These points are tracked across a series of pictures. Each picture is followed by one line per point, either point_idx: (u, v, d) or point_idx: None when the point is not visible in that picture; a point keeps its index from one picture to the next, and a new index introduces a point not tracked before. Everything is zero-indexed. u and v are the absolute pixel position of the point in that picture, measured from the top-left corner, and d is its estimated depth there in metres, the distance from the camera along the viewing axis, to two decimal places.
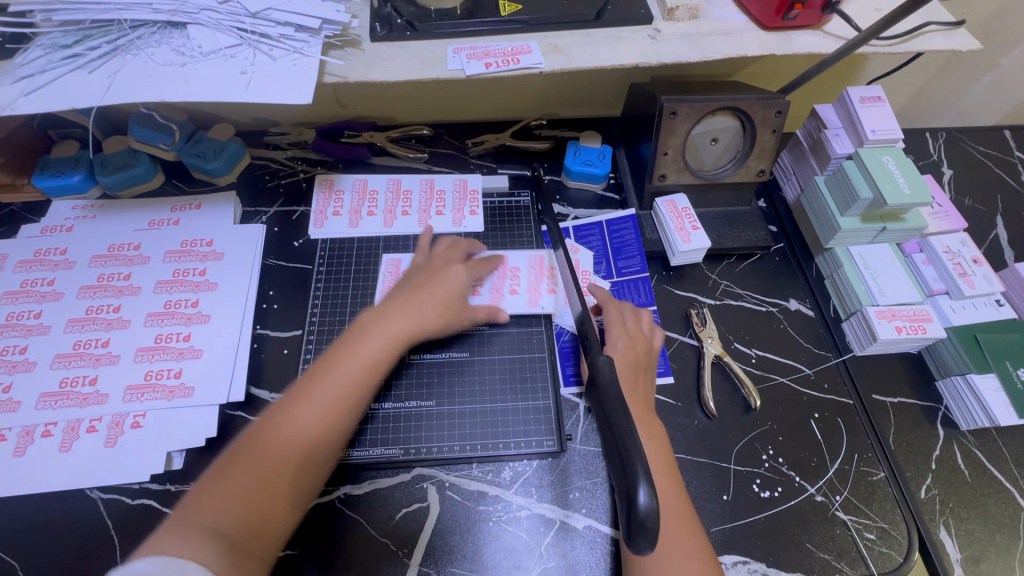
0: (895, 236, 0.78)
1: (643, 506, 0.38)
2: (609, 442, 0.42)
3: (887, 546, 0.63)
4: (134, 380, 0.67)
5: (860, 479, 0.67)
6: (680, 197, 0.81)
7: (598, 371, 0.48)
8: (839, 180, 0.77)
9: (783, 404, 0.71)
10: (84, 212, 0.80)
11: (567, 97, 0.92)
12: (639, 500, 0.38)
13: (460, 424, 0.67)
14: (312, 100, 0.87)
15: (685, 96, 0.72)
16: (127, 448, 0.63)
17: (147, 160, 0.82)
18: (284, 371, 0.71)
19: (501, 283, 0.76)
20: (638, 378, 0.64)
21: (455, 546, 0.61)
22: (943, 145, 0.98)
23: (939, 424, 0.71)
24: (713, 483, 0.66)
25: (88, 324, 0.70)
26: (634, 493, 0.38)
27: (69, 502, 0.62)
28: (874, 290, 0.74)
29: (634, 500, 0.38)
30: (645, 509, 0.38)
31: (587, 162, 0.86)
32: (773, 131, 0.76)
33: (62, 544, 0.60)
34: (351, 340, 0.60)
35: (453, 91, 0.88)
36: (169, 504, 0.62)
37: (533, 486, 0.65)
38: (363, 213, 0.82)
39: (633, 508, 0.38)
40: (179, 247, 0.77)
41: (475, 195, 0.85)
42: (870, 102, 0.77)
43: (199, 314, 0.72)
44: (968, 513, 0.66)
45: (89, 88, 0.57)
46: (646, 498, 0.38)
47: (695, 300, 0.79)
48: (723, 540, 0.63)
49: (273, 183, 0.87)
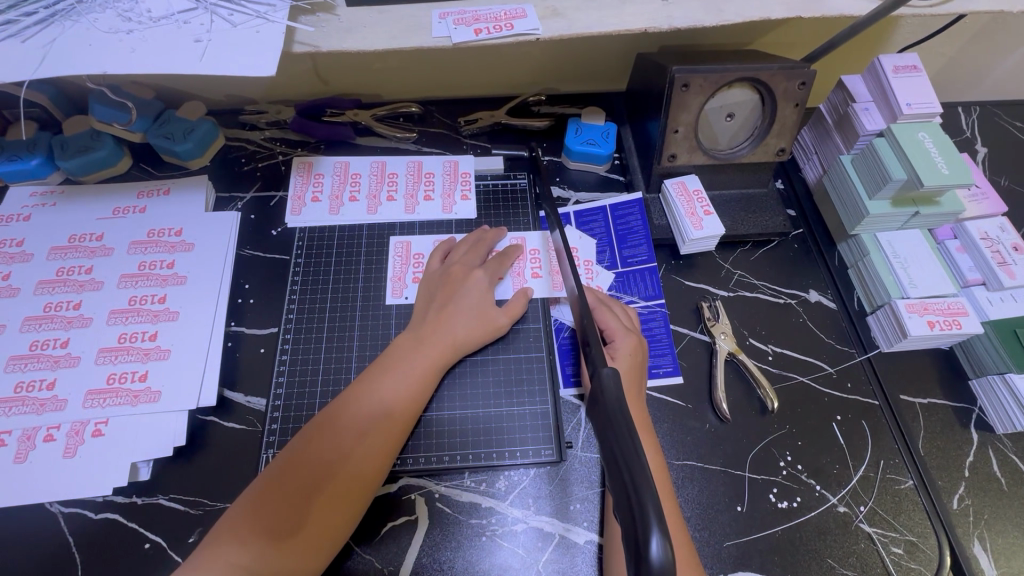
0: (927, 222, 0.72)
1: (655, 559, 0.33)
2: (617, 477, 0.38)
3: (916, 562, 0.58)
4: (96, 384, 0.62)
5: (886, 488, 0.62)
6: (691, 179, 0.74)
7: (603, 389, 0.44)
8: (868, 160, 0.70)
9: (803, 405, 0.66)
10: (43, 199, 0.73)
11: (569, 70, 0.84)
12: (650, 552, 0.33)
13: (454, 432, 0.62)
14: (289, 75, 0.79)
15: (698, 67, 0.65)
16: (87, 459, 0.58)
17: (111, 142, 0.75)
18: (260, 372, 0.66)
19: (524, 266, 0.71)
20: (635, 376, 0.59)
21: (445, 563, 0.56)
22: (977, 120, 0.91)
23: (973, 427, 0.66)
24: (726, 493, 0.61)
25: (46, 322, 0.65)
26: (645, 541, 0.34)
27: (25, 516, 0.57)
28: (905, 281, 0.68)
29: (644, 552, 0.34)
30: (658, 562, 0.33)
31: (589, 141, 0.79)
32: (796, 105, 0.68)
33: (19, 564, 0.55)
34: (380, 374, 0.58)
35: (443, 64, 0.80)
36: (135, 519, 0.57)
37: (531, 498, 0.60)
38: (345, 199, 0.76)
39: (643, 560, 0.34)
40: (146, 238, 0.71)
41: (468, 178, 0.78)
42: (904, 72, 0.70)
43: (166, 311, 0.67)
44: (1004, 524, 0.61)
45: (24, 60, 0.50)
46: (660, 549, 0.33)
47: (706, 292, 0.73)
48: (737, 555, 0.58)
49: (249, 166, 0.80)
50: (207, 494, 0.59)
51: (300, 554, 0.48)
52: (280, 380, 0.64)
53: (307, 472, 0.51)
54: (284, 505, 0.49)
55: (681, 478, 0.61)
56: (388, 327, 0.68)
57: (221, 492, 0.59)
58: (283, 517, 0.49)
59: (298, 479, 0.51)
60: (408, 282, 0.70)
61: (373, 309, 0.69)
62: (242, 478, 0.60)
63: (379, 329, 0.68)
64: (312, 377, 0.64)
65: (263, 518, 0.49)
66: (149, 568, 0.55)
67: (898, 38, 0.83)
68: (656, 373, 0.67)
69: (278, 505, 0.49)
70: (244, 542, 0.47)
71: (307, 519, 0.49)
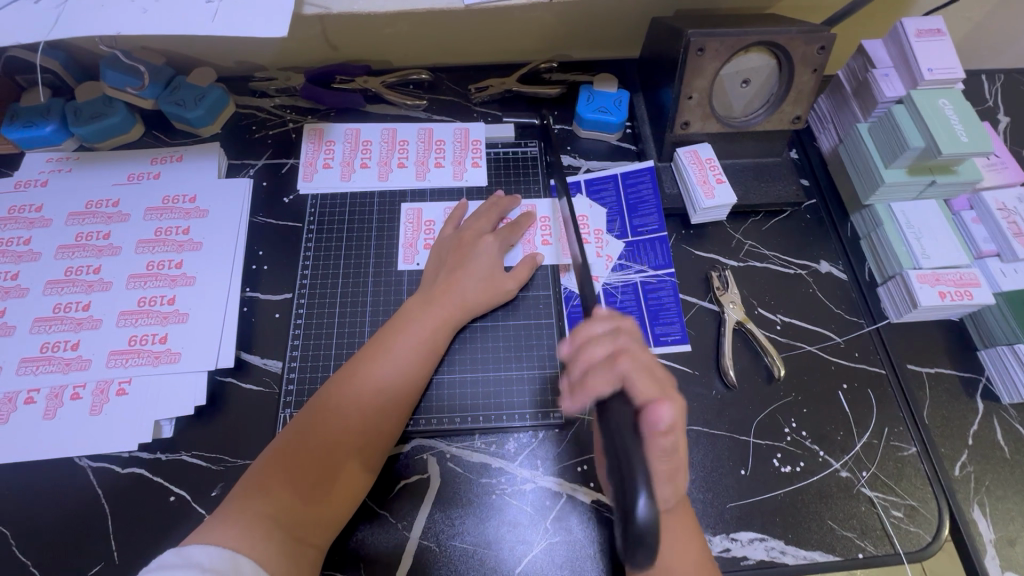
0: (942, 191, 0.71)
1: (643, 515, 0.36)
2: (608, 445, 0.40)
3: (915, 525, 0.59)
4: (118, 345, 0.64)
5: (889, 454, 0.63)
6: (704, 147, 0.73)
7: None
8: (885, 128, 0.69)
9: (810, 373, 0.66)
10: (60, 165, 0.74)
11: (583, 36, 0.82)
12: (638, 510, 0.36)
13: (463, 393, 0.63)
14: (298, 42, 0.78)
15: (714, 30, 0.64)
16: (113, 415, 0.60)
17: (124, 109, 0.75)
18: (274, 336, 0.67)
19: (534, 233, 0.72)
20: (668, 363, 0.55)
21: (457, 518, 0.59)
22: (1001, 88, 0.88)
23: (980, 396, 0.66)
24: (731, 457, 0.62)
25: (68, 286, 0.66)
26: (634, 497, 0.37)
27: (56, 469, 0.60)
28: (917, 252, 0.67)
29: (631, 510, 0.36)
30: (644, 519, 0.36)
31: (601, 109, 0.78)
32: (813, 71, 0.67)
33: (52, 514, 0.58)
34: (395, 335, 0.59)
35: (454, 30, 0.79)
36: (160, 474, 0.60)
37: (539, 459, 0.61)
38: (356, 165, 0.76)
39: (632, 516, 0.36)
40: (161, 203, 0.72)
41: (478, 145, 0.78)
42: (927, 36, 0.68)
43: (183, 276, 0.68)
44: (1005, 491, 0.62)
45: (37, 20, 0.50)
46: (645, 507, 0.36)
47: (716, 262, 0.73)
48: (739, 516, 0.59)
49: (260, 134, 0.80)
50: (228, 451, 0.61)
51: (325, 508, 0.51)
52: (296, 343, 0.66)
53: (329, 430, 0.53)
54: (309, 458, 0.51)
55: (685, 443, 0.62)
56: (401, 292, 0.69)
57: (241, 450, 0.61)
58: (308, 470, 0.51)
59: (319, 435, 0.53)
60: (419, 248, 0.71)
61: (385, 275, 0.70)
62: (261, 436, 0.62)
63: (391, 296, 0.68)
64: (326, 341, 0.66)
65: (290, 471, 0.50)
66: (175, 518, 0.58)
67: (922, 2, 0.80)
68: (663, 340, 0.67)
69: (302, 459, 0.51)
70: (271, 493, 0.49)
71: (330, 473, 0.51)
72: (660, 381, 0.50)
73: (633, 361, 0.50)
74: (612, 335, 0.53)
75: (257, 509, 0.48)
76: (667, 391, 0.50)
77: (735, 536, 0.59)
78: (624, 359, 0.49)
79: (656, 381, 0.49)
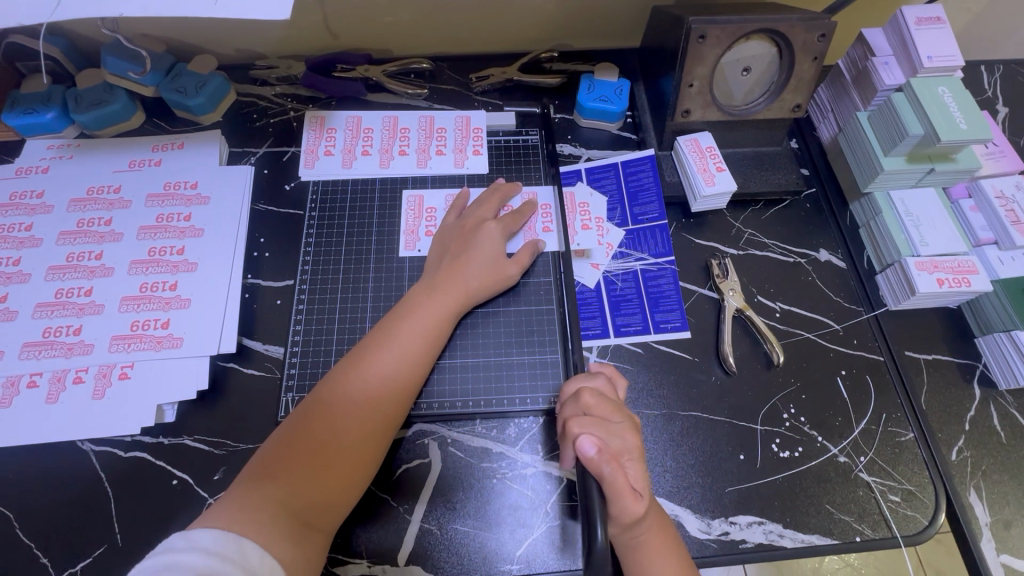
0: (941, 180, 0.71)
1: (598, 546, 0.43)
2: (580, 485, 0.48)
3: (912, 509, 0.60)
4: (120, 330, 0.64)
5: (887, 440, 0.63)
6: (704, 135, 0.74)
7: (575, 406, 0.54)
8: (885, 116, 0.69)
9: (808, 360, 0.67)
10: (61, 151, 0.74)
11: (583, 25, 0.82)
12: (596, 541, 0.43)
13: (464, 378, 0.64)
14: (298, 29, 0.78)
15: (715, 17, 0.64)
16: (116, 399, 0.61)
17: (125, 96, 0.75)
18: (276, 322, 0.67)
19: (535, 221, 0.72)
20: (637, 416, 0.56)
21: (458, 502, 0.59)
22: (1000, 79, 0.89)
23: (977, 383, 0.67)
24: (730, 442, 0.62)
25: (70, 271, 0.67)
26: (593, 534, 0.44)
27: (59, 453, 0.60)
28: (916, 240, 0.68)
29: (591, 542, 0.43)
30: (599, 549, 0.43)
31: (601, 97, 0.78)
32: (813, 59, 0.68)
33: (55, 497, 0.58)
34: (399, 321, 0.60)
35: (454, 19, 0.79)
36: (163, 457, 0.60)
37: (539, 443, 0.62)
38: (357, 153, 0.76)
39: (591, 549, 0.43)
40: (162, 190, 0.72)
41: (479, 133, 0.78)
42: (927, 24, 0.68)
43: (185, 262, 0.68)
44: (1001, 475, 0.62)
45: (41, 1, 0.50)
46: (602, 539, 0.43)
47: (716, 250, 0.73)
48: (738, 501, 0.60)
49: (261, 122, 0.80)
50: (231, 435, 0.61)
51: (332, 494, 0.51)
52: (297, 328, 0.66)
53: (337, 416, 0.53)
54: (317, 444, 0.52)
55: (684, 429, 0.63)
56: (402, 279, 0.69)
57: (243, 434, 0.61)
58: (315, 457, 0.51)
59: (328, 422, 0.53)
60: (421, 235, 0.71)
61: (387, 262, 0.70)
62: (263, 421, 0.62)
63: (392, 282, 0.69)
64: (327, 327, 0.66)
65: (298, 457, 0.51)
66: (178, 501, 0.58)
67: None
68: (663, 327, 0.68)
69: (310, 446, 0.51)
70: (279, 479, 0.49)
71: (338, 460, 0.52)
72: (615, 432, 0.53)
73: (585, 420, 0.54)
74: (575, 399, 0.57)
75: (266, 494, 0.48)
76: (619, 442, 0.53)
77: (734, 519, 0.59)
78: (574, 423, 0.53)
79: (608, 436, 0.53)
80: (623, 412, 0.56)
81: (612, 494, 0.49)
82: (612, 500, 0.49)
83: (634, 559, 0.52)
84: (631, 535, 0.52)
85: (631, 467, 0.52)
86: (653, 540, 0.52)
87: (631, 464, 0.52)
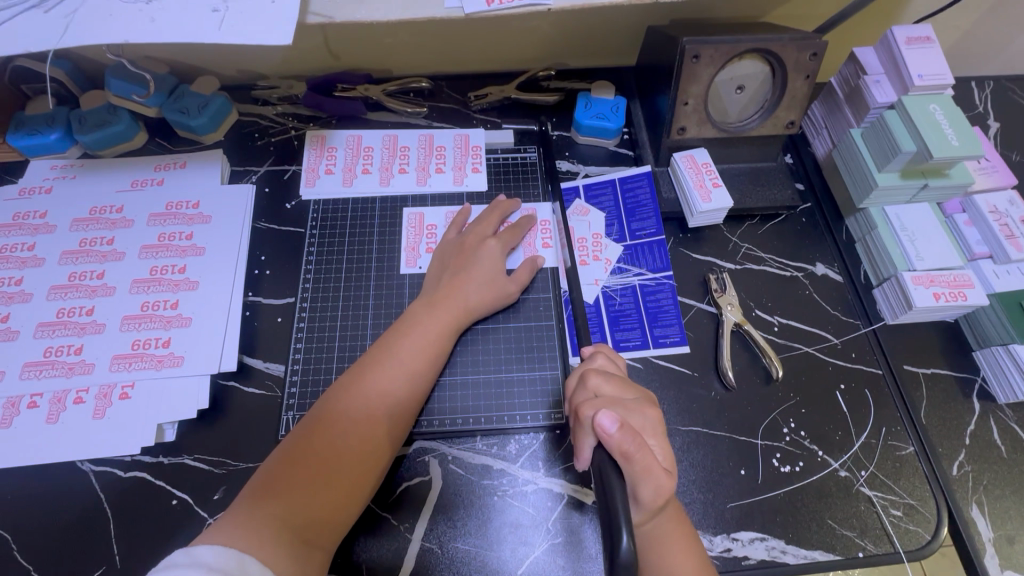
0: (935, 195, 0.72)
1: (624, 552, 0.39)
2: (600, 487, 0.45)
3: (914, 523, 0.60)
4: (121, 349, 0.64)
5: (887, 454, 0.63)
6: (700, 152, 0.75)
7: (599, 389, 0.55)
8: (879, 132, 0.70)
9: (808, 374, 0.67)
10: (63, 172, 0.75)
11: (580, 45, 0.84)
12: (621, 547, 0.39)
13: (464, 394, 0.64)
14: (299, 51, 0.79)
15: (709, 37, 0.65)
16: (117, 419, 0.61)
17: (128, 117, 0.76)
18: (277, 339, 0.68)
19: (534, 237, 0.73)
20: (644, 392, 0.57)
21: (458, 521, 0.59)
22: (990, 95, 0.90)
23: (976, 397, 0.67)
24: (731, 457, 0.62)
25: (71, 291, 0.67)
26: (617, 536, 0.40)
27: (60, 473, 0.60)
28: (911, 254, 0.68)
29: (616, 551, 0.39)
30: (625, 556, 0.39)
31: (599, 115, 0.79)
32: (807, 77, 0.69)
33: (52, 519, 0.58)
34: (399, 338, 0.60)
35: (453, 41, 0.80)
36: (162, 477, 0.60)
37: (540, 460, 0.62)
38: (358, 171, 0.77)
39: (615, 553, 0.39)
40: (164, 210, 0.73)
41: (478, 151, 0.79)
42: (917, 43, 0.70)
43: (186, 281, 0.68)
44: (1002, 490, 0.62)
45: (47, 29, 0.51)
46: (627, 544, 0.39)
47: (714, 264, 0.74)
48: (740, 516, 0.60)
49: (262, 140, 0.81)
50: (231, 454, 0.61)
51: (334, 510, 0.51)
52: (297, 347, 0.66)
53: (339, 433, 0.53)
54: (319, 459, 0.52)
55: (685, 444, 0.63)
56: (402, 296, 0.69)
57: (243, 453, 0.61)
58: (318, 472, 0.51)
59: (330, 438, 0.53)
60: (421, 252, 0.72)
61: (388, 277, 0.71)
62: (263, 439, 0.62)
63: (392, 299, 0.69)
64: (328, 345, 0.66)
65: (300, 474, 0.51)
66: (177, 521, 0.58)
67: (911, 11, 0.82)
68: (663, 342, 0.68)
69: (313, 461, 0.51)
70: (281, 495, 0.49)
71: (341, 475, 0.52)
72: (635, 409, 0.54)
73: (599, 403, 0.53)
74: (582, 385, 0.56)
75: (269, 510, 0.48)
76: (639, 418, 0.53)
77: (736, 536, 0.59)
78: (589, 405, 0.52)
79: (627, 412, 0.53)
80: (634, 389, 0.57)
81: (642, 474, 0.48)
82: (642, 481, 0.48)
83: (655, 551, 0.50)
84: (651, 524, 0.51)
85: (655, 444, 0.52)
86: (671, 525, 0.51)
87: (653, 440, 0.52)
